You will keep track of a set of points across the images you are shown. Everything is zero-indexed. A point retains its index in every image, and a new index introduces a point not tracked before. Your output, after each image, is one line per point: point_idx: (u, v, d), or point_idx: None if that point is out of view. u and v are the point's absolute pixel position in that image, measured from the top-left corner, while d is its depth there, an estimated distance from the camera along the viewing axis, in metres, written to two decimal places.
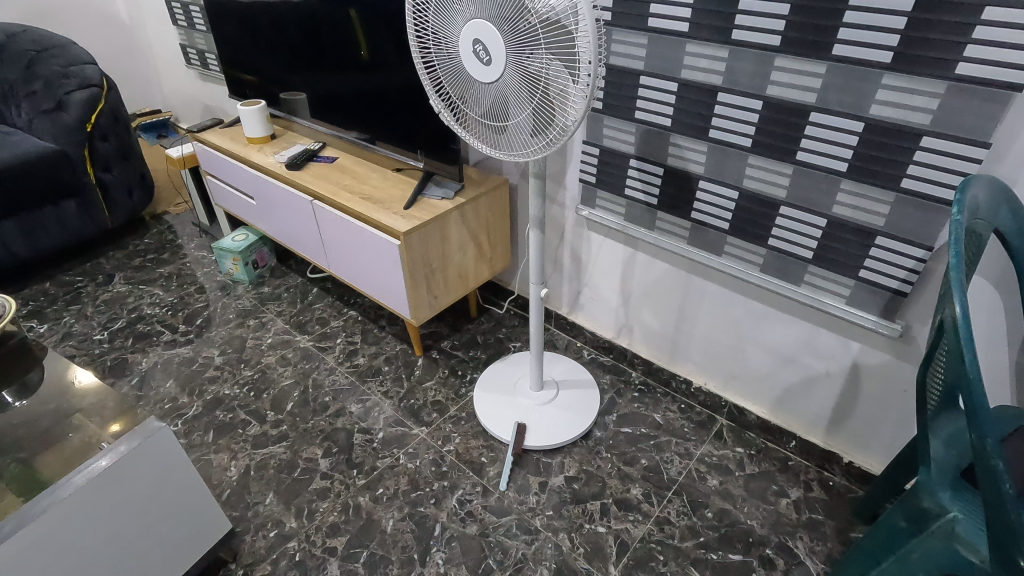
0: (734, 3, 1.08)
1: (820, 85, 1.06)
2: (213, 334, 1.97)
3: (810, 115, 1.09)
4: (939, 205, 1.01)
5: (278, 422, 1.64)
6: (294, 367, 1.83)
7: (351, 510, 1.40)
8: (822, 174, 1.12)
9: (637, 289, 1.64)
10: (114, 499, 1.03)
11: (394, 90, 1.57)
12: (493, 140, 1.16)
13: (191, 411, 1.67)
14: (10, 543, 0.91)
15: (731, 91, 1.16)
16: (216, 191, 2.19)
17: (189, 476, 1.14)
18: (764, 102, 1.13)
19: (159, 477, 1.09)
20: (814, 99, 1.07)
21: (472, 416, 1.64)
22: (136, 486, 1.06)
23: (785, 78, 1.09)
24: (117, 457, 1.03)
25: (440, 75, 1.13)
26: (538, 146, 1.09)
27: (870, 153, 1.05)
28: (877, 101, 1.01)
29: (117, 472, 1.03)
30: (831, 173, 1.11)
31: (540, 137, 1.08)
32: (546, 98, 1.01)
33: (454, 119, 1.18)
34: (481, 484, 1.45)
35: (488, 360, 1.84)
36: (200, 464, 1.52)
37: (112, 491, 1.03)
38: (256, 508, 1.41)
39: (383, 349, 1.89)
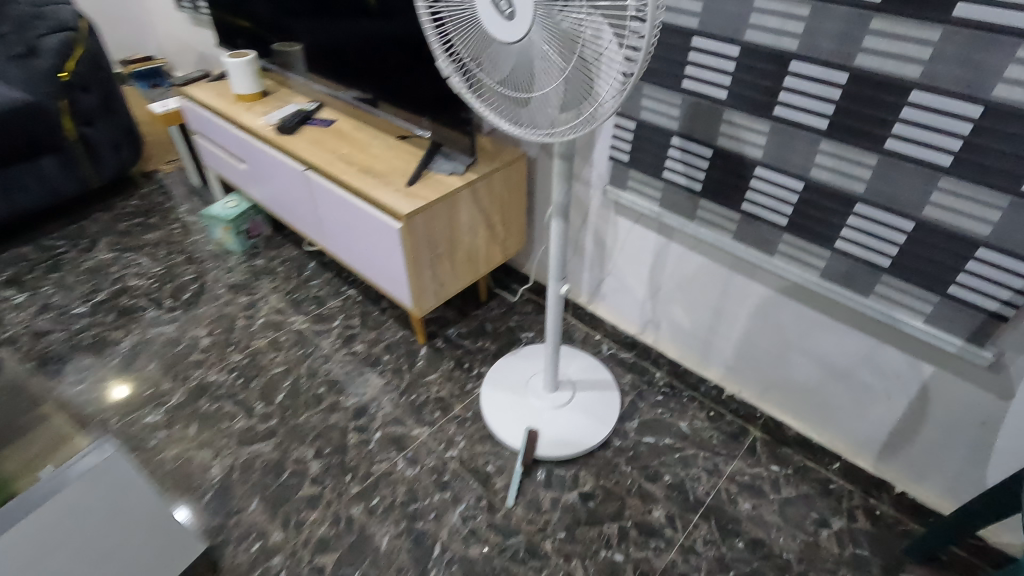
0: None
1: (930, 56, 0.83)
2: (201, 311, 1.82)
3: (911, 93, 0.86)
4: None
5: (266, 416, 1.50)
6: (287, 353, 1.68)
7: (342, 523, 1.27)
8: (917, 168, 0.91)
9: (668, 283, 1.45)
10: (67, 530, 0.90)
11: (398, 45, 1.35)
12: (512, 114, 0.95)
13: (173, 400, 1.54)
14: None
15: (808, 60, 0.94)
16: (204, 152, 2.00)
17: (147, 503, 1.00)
18: (851, 75, 0.90)
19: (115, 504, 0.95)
20: (919, 74, 0.85)
21: (478, 417, 1.49)
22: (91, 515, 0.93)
23: (883, 45, 0.86)
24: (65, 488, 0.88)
25: (448, 31, 0.91)
26: (568, 123, 0.88)
27: (986, 146, 0.83)
28: (1007, 79, 0.78)
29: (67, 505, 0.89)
30: (929, 167, 0.89)
31: (571, 112, 0.87)
32: (582, 64, 0.80)
33: (464, 85, 0.97)
34: (486, 498, 1.31)
35: (497, 352, 1.67)
36: (180, 462, 1.39)
37: (65, 521, 0.89)
38: (239, 515, 1.28)
39: (383, 336, 1.73)
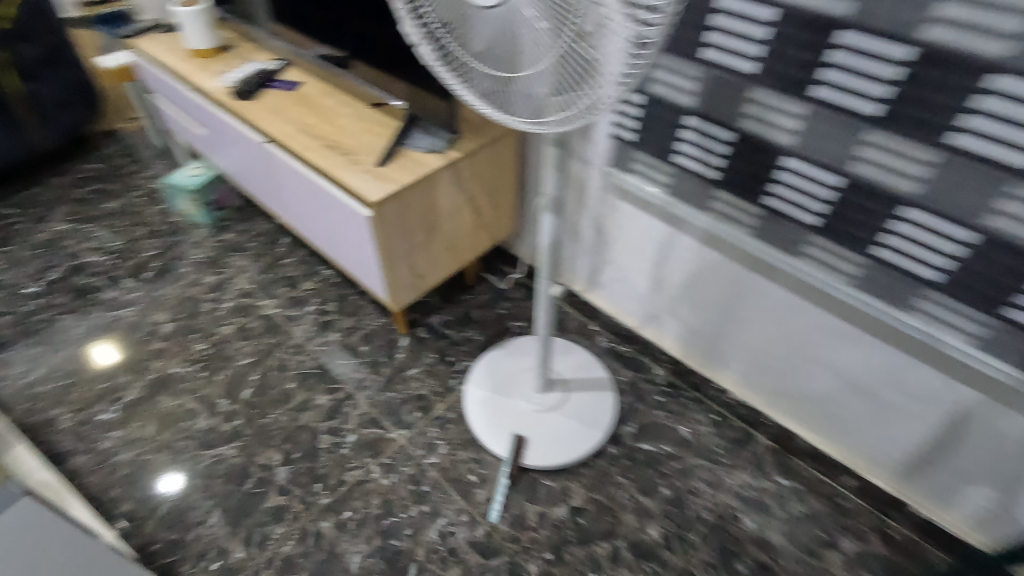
0: None
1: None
2: (163, 293, 1.67)
3: (992, 78, 0.69)
4: None
5: (231, 414, 1.38)
6: (255, 342, 1.55)
7: (311, 540, 1.17)
8: (988, 170, 0.74)
9: (674, 278, 1.30)
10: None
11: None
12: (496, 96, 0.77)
13: (130, 396, 1.42)
14: None
15: (864, 30, 0.75)
16: (162, 114, 1.80)
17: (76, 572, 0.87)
18: (916, 51, 0.72)
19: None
20: (1006, 53, 0.67)
21: (461, 418, 1.37)
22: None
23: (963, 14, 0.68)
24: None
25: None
26: (563, 107, 0.71)
27: None
28: None
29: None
30: (1005, 170, 0.73)
31: (566, 95, 0.70)
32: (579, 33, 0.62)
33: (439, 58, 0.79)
34: (467, 512, 1.21)
35: (485, 344, 1.54)
36: (135, 468, 1.28)
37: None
38: (198, 530, 1.18)
39: (360, 324, 1.59)
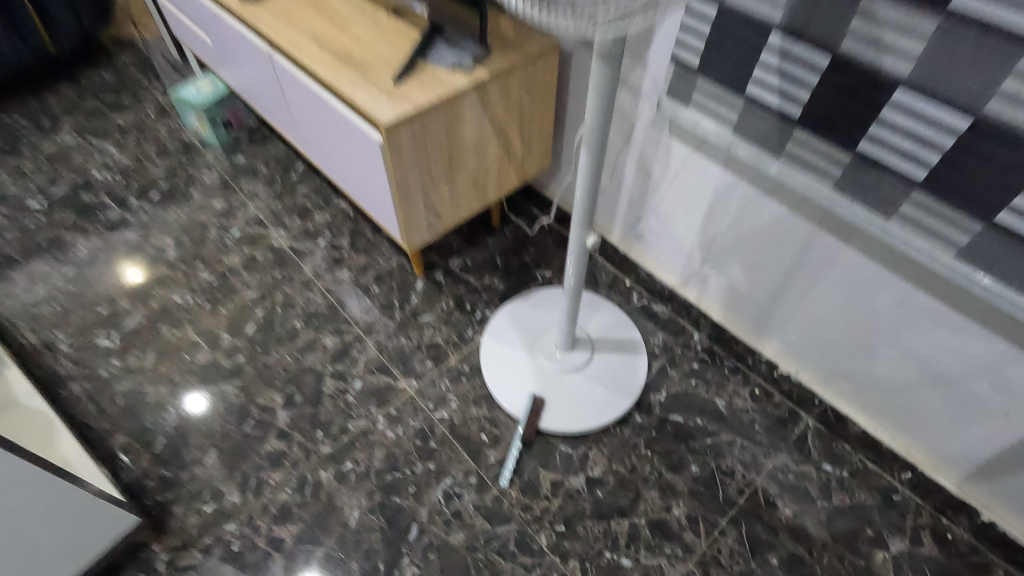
0: None
1: None
2: (170, 216, 1.58)
3: None
4: None
5: (234, 351, 1.30)
6: (262, 275, 1.45)
7: (309, 489, 1.10)
8: None
9: (727, 233, 1.13)
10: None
11: None
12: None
13: (131, 323, 1.35)
14: None
15: None
16: (169, 20, 1.64)
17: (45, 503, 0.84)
18: None
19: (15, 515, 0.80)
20: None
21: (476, 372, 1.26)
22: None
23: None
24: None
25: None
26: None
27: None
28: None
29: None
30: None
31: None
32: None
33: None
34: (475, 474, 1.12)
35: (507, 294, 1.41)
36: (132, 399, 1.22)
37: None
38: (193, 470, 1.13)
39: (374, 263, 1.47)
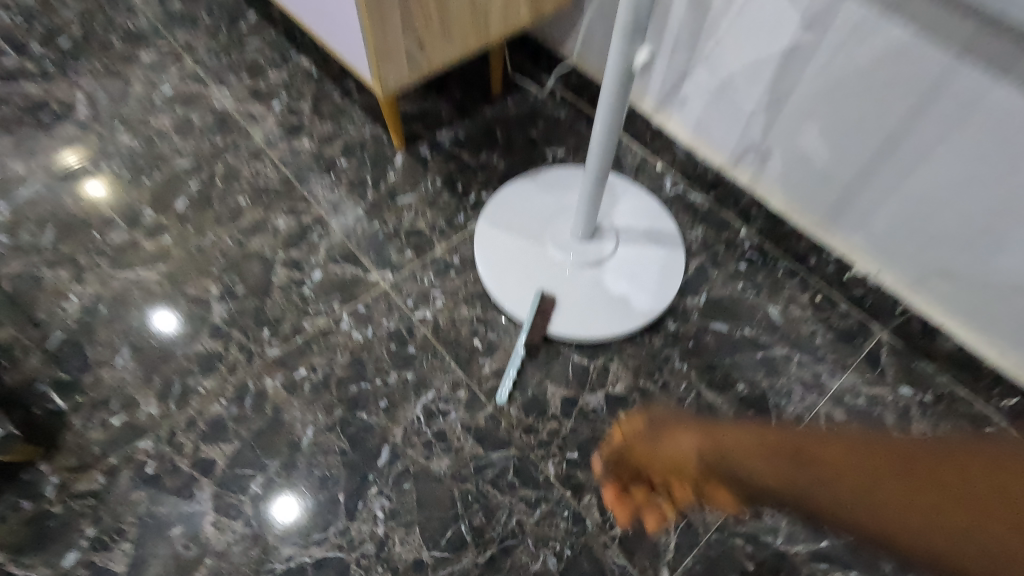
0: None
1: None
2: (82, 67, 1.24)
3: None
4: None
5: (158, 229, 1.01)
6: (199, 140, 1.14)
7: (250, 401, 0.85)
8: None
9: (814, 82, 0.84)
10: None
11: None
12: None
13: (25, 192, 1.05)
14: None
15: None
16: None
17: None
18: None
19: None
20: None
21: (469, 266, 1.00)
22: None
23: None
24: None
25: None
26: None
27: None
28: None
29: None
30: None
31: None
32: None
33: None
34: (465, 388, 0.88)
35: (509, 175, 1.13)
36: (22, 284, 0.94)
37: None
38: (98, 372, 0.87)
39: (342, 132, 1.17)
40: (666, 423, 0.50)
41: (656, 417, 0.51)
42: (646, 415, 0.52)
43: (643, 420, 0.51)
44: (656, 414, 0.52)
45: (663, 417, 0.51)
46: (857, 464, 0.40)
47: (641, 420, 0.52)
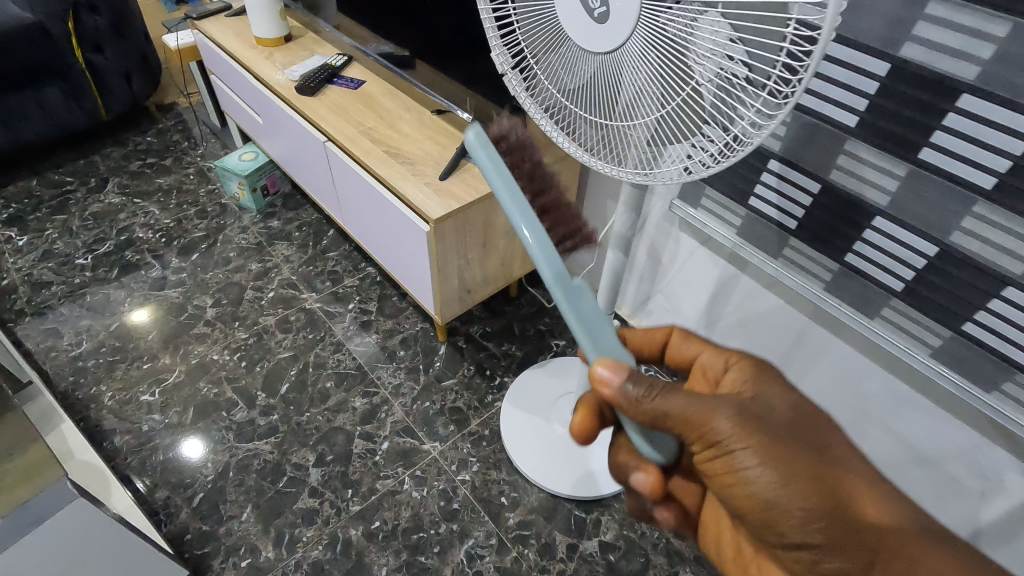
0: None
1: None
2: (208, 277, 1.69)
3: (987, 182, 0.74)
4: (1011, 363, 0.82)
5: (269, 410, 1.38)
6: (296, 335, 1.55)
7: (339, 547, 1.17)
8: (1001, 279, 0.78)
9: (730, 318, 1.24)
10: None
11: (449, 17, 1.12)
12: (565, 116, 0.75)
13: (171, 379, 1.44)
14: None
15: (969, 116, 0.72)
16: (224, 96, 1.82)
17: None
18: (1013, 164, 0.71)
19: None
20: (1005, 166, 0.72)
21: (496, 436, 1.36)
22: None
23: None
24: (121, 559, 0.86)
25: (523, 37, 0.69)
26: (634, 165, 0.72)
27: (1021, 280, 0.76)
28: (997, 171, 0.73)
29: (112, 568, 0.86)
30: (1005, 276, 0.77)
31: (644, 150, 0.70)
32: (678, 53, 0.55)
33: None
34: (496, 537, 1.19)
35: (524, 361, 1.51)
36: (172, 453, 1.30)
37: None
38: (230, 524, 1.19)
39: (399, 327, 1.58)
40: (745, 420, 0.52)
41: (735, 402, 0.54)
42: (778, 433, 0.53)
43: (709, 417, 0.53)
44: (770, 418, 0.54)
45: (766, 409, 0.55)
46: (911, 554, 0.48)
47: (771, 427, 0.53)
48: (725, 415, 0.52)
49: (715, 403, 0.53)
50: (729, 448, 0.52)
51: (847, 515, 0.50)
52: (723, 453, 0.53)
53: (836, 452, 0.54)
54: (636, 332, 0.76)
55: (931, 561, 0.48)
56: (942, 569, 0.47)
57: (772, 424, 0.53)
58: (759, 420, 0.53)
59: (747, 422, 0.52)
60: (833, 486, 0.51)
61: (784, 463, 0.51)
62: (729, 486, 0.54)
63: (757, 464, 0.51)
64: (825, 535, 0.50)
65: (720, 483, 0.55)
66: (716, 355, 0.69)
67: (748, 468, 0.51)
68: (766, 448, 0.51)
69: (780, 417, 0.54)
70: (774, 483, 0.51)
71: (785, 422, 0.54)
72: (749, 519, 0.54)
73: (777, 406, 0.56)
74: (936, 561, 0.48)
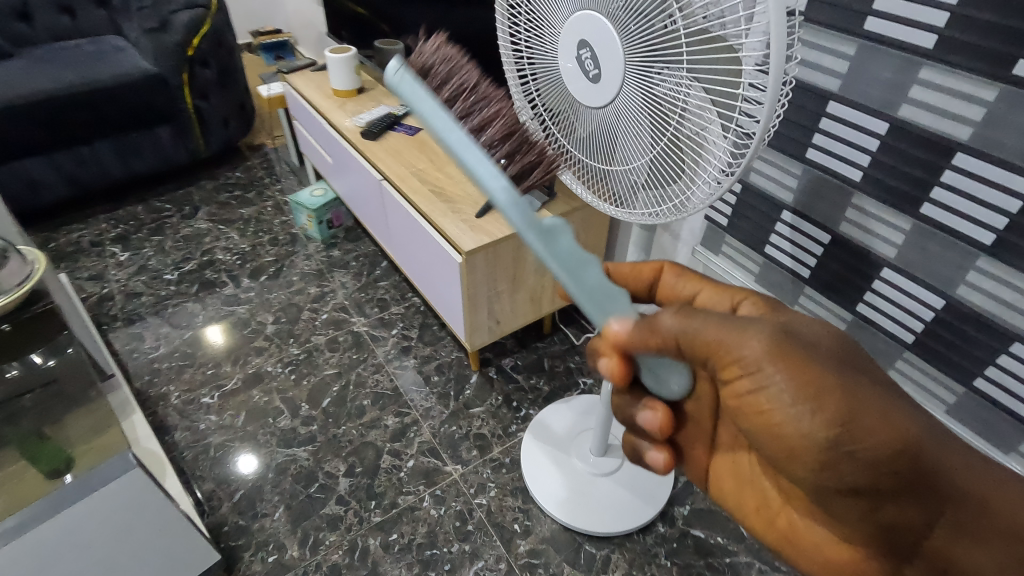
0: (1007, 62, 0.67)
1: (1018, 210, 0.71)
2: (272, 297, 1.87)
3: (987, 237, 0.76)
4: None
5: (310, 421, 1.50)
6: (342, 355, 1.68)
7: (356, 555, 1.24)
8: (1007, 337, 0.78)
9: None
10: (127, 554, 0.94)
11: None
12: (574, 162, 0.85)
13: (229, 385, 1.59)
14: (74, 564, 0.89)
15: (966, 173, 0.75)
16: (303, 139, 2.06)
17: (168, 560, 1.00)
18: (1010, 221, 0.73)
19: (162, 553, 0.99)
20: (1003, 223, 0.74)
21: (516, 465, 1.40)
22: (150, 550, 0.97)
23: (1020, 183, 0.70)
24: (165, 530, 0.97)
25: (540, 95, 0.80)
26: (632, 206, 0.79)
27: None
28: (972, 214, 0.76)
29: (154, 539, 0.97)
30: (1010, 332, 0.77)
31: (640, 193, 0.77)
32: (660, 109, 0.63)
33: (511, 53, 0.79)
34: (506, 563, 1.22)
35: (550, 395, 1.56)
36: (222, 450, 1.43)
37: (129, 551, 0.94)
38: (263, 521, 1.29)
39: (436, 354, 1.68)
40: (779, 346, 0.54)
41: (767, 330, 0.55)
42: (815, 360, 0.54)
43: (742, 344, 0.55)
44: (804, 345, 0.55)
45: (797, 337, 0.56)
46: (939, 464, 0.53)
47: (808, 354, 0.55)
48: (758, 343, 0.54)
49: (747, 330, 0.55)
50: (769, 377, 0.54)
51: (895, 442, 0.51)
52: (756, 382, 0.55)
53: (861, 371, 0.57)
54: (630, 271, 0.80)
55: (954, 465, 0.54)
56: (961, 470, 0.54)
57: (804, 349, 0.55)
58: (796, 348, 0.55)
59: (781, 351, 0.54)
60: (876, 411, 0.52)
61: (819, 394, 0.52)
62: (760, 416, 0.56)
63: (793, 396, 0.53)
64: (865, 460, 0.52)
65: (751, 412, 0.57)
66: (717, 295, 0.74)
67: (783, 397, 0.53)
68: (809, 378, 0.53)
69: (815, 345, 0.56)
70: (815, 415, 0.52)
71: (817, 347, 0.56)
72: (787, 452, 0.55)
73: (803, 334, 0.58)
74: (957, 463, 0.54)
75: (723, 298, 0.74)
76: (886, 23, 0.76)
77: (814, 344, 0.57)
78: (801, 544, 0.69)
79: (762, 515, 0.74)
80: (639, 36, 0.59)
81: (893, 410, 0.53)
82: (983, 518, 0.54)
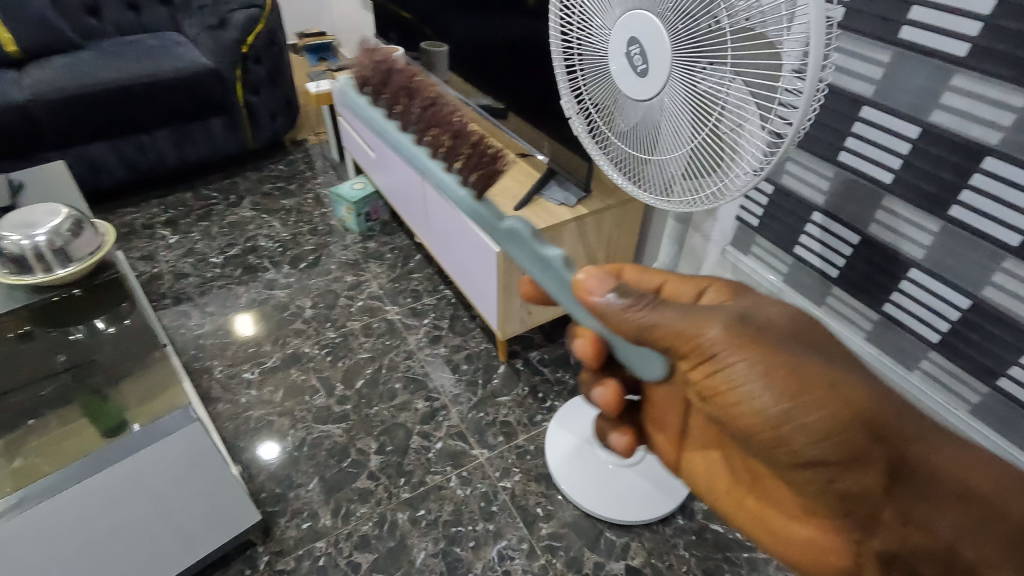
0: None
1: None
2: (311, 283, 1.95)
3: (1014, 238, 0.78)
4: None
5: (344, 400, 1.57)
6: (375, 340, 1.75)
7: (385, 527, 1.29)
8: None
9: None
10: (178, 499, 1.01)
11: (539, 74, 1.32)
12: (614, 153, 0.90)
13: (269, 362, 1.67)
14: (132, 505, 0.95)
15: (995, 176, 0.78)
16: (346, 135, 2.15)
17: (211, 508, 1.06)
18: None
19: (207, 501, 1.05)
20: None
21: (540, 452, 1.45)
22: (198, 497, 1.03)
23: None
24: (215, 478, 1.04)
25: (587, 89, 0.86)
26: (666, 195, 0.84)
27: None
28: (1000, 216, 0.79)
29: (203, 487, 1.03)
30: None
31: (676, 183, 0.82)
32: (702, 101, 0.68)
33: (561, 48, 0.85)
34: (527, 546, 1.26)
35: (575, 388, 1.61)
36: (261, 423, 1.50)
37: (179, 496, 1.01)
38: (298, 491, 1.36)
39: (466, 344, 1.74)
40: (733, 331, 0.61)
41: (721, 316, 0.62)
42: (765, 340, 0.61)
43: (702, 330, 0.61)
44: (756, 327, 0.62)
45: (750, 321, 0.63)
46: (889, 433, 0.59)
47: (759, 336, 0.61)
48: (715, 327, 0.61)
49: (704, 317, 0.62)
50: (728, 360, 0.60)
51: (842, 413, 0.58)
52: (717, 365, 0.60)
53: (810, 350, 0.63)
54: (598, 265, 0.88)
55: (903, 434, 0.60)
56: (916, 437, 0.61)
57: (758, 332, 0.61)
58: (748, 331, 0.61)
59: (736, 334, 0.60)
60: (823, 385, 0.59)
61: (770, 372, 0.59)
62: (723, 399, 0.61)
63: (750, 376, 0.59)
64: (815, 431, 0.58)
65: (713, 394, 0.62)
66: (683, 283, 0.79)
67: (740, 375, 0.59)
68: (761, 357, 0.59)
69: (768, 328, 0.63)
70: (769, 391, 0.58)
71: (767, 329, 0.63)
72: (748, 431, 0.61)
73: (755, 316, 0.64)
74: (908, 432, 0.60)
75: (686, 285, 0.81)
76: (921, 32, 0.80)
77: (763, 327, 0.63)
78: (772, 524, 0.73)
79: (731, 500, 0.79)
80: (688, 34, 0.64)
81: (839, 383, 0.59)
82: (929, 476, 0.60)
